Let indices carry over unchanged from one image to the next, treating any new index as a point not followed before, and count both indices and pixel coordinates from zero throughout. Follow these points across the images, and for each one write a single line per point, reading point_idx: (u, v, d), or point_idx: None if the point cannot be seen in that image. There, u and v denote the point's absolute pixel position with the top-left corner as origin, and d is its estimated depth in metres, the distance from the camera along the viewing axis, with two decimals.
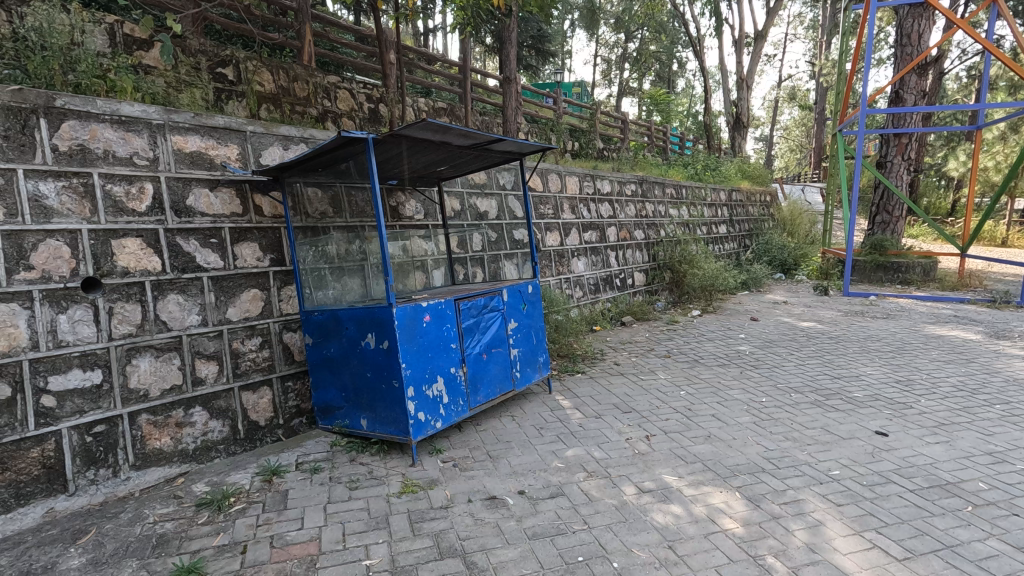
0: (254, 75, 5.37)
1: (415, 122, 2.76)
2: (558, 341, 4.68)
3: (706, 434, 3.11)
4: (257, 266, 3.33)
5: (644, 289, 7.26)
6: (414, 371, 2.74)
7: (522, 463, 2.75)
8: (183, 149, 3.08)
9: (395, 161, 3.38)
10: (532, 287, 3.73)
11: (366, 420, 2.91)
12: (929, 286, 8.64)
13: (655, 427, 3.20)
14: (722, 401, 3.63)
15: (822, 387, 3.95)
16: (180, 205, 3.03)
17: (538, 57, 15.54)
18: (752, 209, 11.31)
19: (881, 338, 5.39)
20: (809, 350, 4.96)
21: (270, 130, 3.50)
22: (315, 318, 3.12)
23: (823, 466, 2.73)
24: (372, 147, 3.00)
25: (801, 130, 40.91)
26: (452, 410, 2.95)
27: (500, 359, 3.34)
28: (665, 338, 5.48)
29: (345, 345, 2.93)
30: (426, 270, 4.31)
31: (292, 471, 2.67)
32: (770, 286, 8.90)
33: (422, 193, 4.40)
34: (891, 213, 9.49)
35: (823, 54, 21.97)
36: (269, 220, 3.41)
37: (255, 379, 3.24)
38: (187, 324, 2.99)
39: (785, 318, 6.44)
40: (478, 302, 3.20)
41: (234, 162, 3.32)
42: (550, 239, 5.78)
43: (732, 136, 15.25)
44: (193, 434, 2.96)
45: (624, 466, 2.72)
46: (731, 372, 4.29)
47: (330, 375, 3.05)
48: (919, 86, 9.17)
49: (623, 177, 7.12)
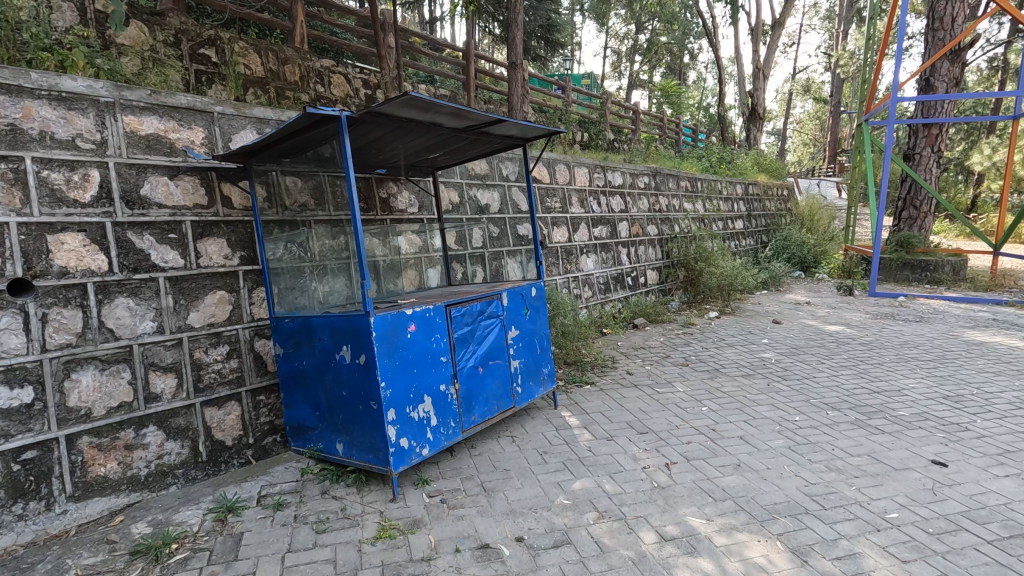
0: (240, 57, 4.97)
1: (395, 97, 2.31)
2: (565, 346, 4.27)
3: (735, 462, 2.69)
4: (224, 265, 2.94)
5: (656, 289, 6.84)
6: (395, 391, 2.34)
7: (522, 499, 2.34)
8: (138, 131, 2.70)
9: (378, 145, 2.96)
10: (535, 289, 3.33)
11: (341, 445, 2.51)
12: (960, 286, 8.15)
13: (675, 453, 2.78)
14: (749, 420, 3.21)
15: (862, 403, 3.51)
16: (133, 195, 2.65)
17: (547, 48, 15.10)
18: (769, 204, 10.80)
19: (919, 346, 4.93)
20: (841, 358, 4.51)
21: (242, 111, 3.11)
22: (286, 324, 2.72)
23: (877, 507, 2.31)
24: (348, 128, 2.55)
25: (817, 123, 40.10)
26: (441, 433, 2.55)
27: (499, 372, 2.94)
28: (682, 343, 5.04)
29: (319, 357, 2.54)
30: (420, 269, 3.90)
31: (252, 507, 2.28)
32: (789, 285, 8.43)
33: (416, 183, 3.99)
34: (919, 208, 8.96)
35: (840, 45, 21.33)
36: (238, 213, 3.02)
37: (220, 394, 2.86)
38: (139, 332, 2.61)
39: (810, 321, 5.99)
40: (473, 308, 2.80)
41: (200, 148, 2.93)
42: (557, 235, 5.36)
43: (747, 128, 14.70)
44: (145, 458, 2.58)
45: (642, 504, 2.30)
46: (757, 384, 3.87)
47: (302, 392, 2.66)
48: (952, 73, 8.64)
49: (636, 169, 6.67)
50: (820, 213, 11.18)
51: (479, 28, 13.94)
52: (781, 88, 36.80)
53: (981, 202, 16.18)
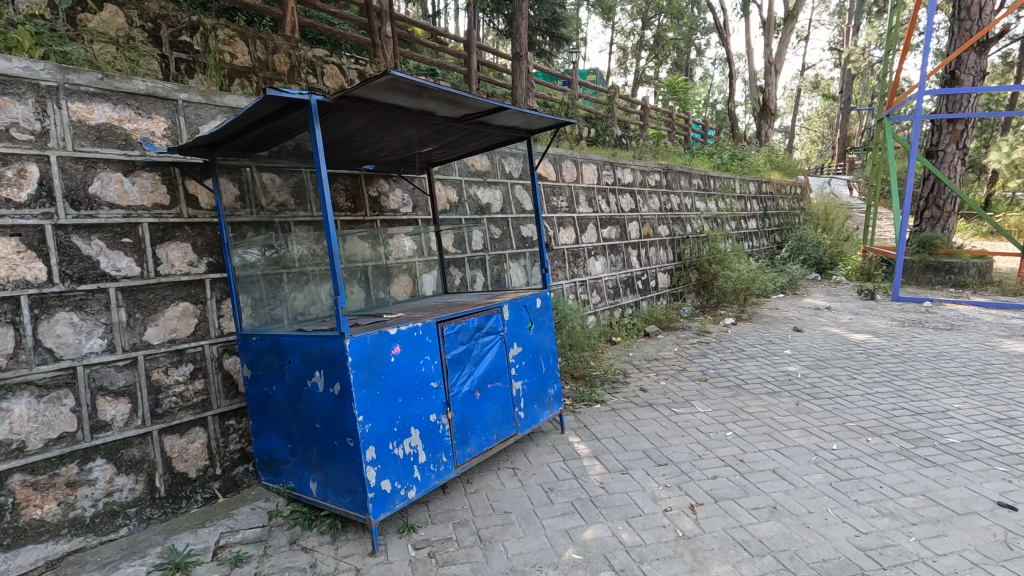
0: (225, 45, 4.62)
1: (374, 77, 1.92)
2: (573, 359, 3.91)
3: (770, 504, 2.33)
4: (189, 273, 2.60)
5: (668, 293, 6.48)
6: (376, 425, 1.99)
7: (525, 553, 1.99)
8: (87, 120, 2.36)
9: (363, 137, 2.60)
10: (541, 300, 2.97)
11: (315, 484, 2.17)
12: (986, 289, 7.76)
13: (701, 491, 2.42)
14: (781, 449, 2.85)
15: (905, 428, 3.13)
16: (79, 194, 2.30)
17: (552, 42, 14.72)
18: (783, 203, 10.40)
19: (955, 358, 4.55)
20: (872, 373, 4.14)
21: (211, 100, 2.77)
22: (253, 343, 2.38)
23: (945, 565, 1.94)
24: (323, 116, 2.18)
25: (825, 120, 39.57)
26: (430, 471, 2.20)
27: (498, 396, 2.58)
28: (698, 354, 4.67)
29: (289, 383, 2.20)
30: (413, 275, 3.56)
31: (205, 562, 1.94)
32: (807, 289, 8.05)
33: (410, 181, 3.62)
34: (942, 208, 8.54)
35: (851, 41, 20.83)
36: (206, 214, 2.67)
37: (182, 420, 2.52)
38: (85, 351, 2.27)
39: (833, 328, 5.61)
40: (469, 323, 2.45)
41: (161, 140, 2.59)
42: (564, 237, 5.00)
43: (758, 124, 14.25)
44: (92, 497, 2.25)
45: (666, 561, 1.94)
46: (785, 403, 3.50)
47: (273, 421, 2.32)
48: (979, 65, 8.21)
49: (647, 166, 6.30)
50: (835, 213, 10.75)
51: (483, 21, 13.58)
52: (788, 84, 36.26)
53: (995, 201, 15.72)
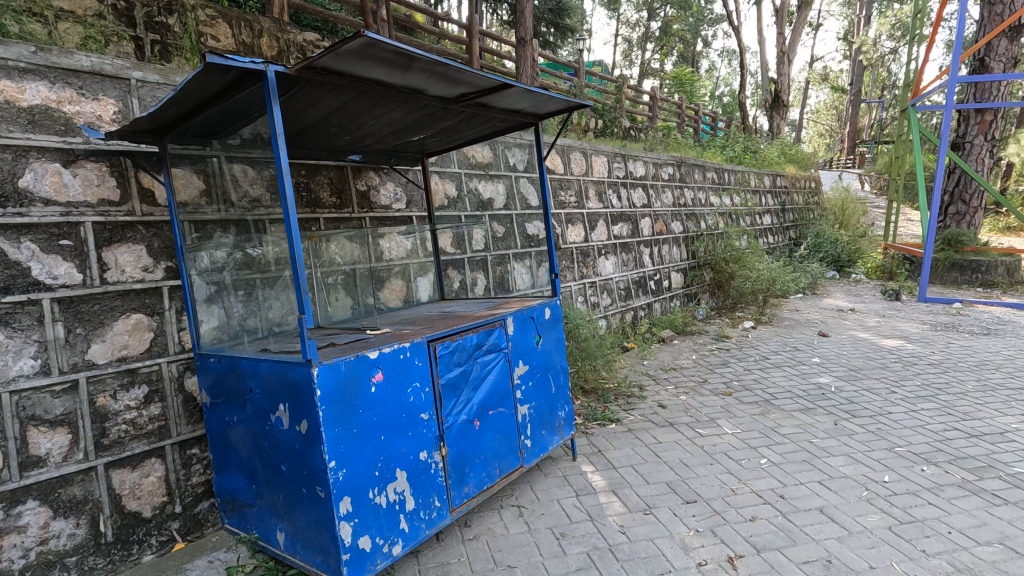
0: (206, 27, 4.26)
1: (348, 42, 1.54)
2: (583, 370, 3.54)
3: (824, 556, 1.96)
4: (142, 280, 2.24)
5: (681, 293, 6.08)
6: (351, 470, 1.64)
7: None
8: (16, 101, 1.98)
9: (341, 120, 2.23)
10: (550, 311, 2.61)
11: (283, 535, 1.83)
12: (1016, 289, 7.36)
13: (739, 538, 2.06)
14: (825, 481, 2.49)
15: (963, 455, 2.76)
16: (6, 188, 1.93)
17: (557, 33, 14.24)
18: (798, 197, 9.98)
19: (1002, 368, 4.15)
20: (913, 385, 3.76)
21: (170, 80, 2.40)
22: (213, 365, 2.03)
23: None
24: (288, 91, 1.81)
25: (834, 112, 38.94)
26: (420, 520, 1.85)
27: (502, 424, 2.23)
28: (719, 363, 4.30)
29: (251, 416, 1.84)
30: (406, 279, 3.19)
31: None
32: (825, 288, 7.64)
33: (403, 173, 3.26)
34: (968, 202, 8.12)
35: (862, 31, 20.23)
36: (163, 212, 2.31)
37: (135, 451, 2.18)
38: (13, 374, 1.92)
39: (861, 333, 5.22)
40: (467, 341, 2.09)
41: (110, 125, 2.22)
42: (572, 234, 4.62)
43: (770, 116, 13.76)
44: (22, 546, 1.90)
45: None
46: (822, 422, 3.14)
47: (235, 456, 1.97)
48: (1010, 52, 7.77)
49: (659, 159, 5.90)
50: (852, 208, 10.32)
51: (485, 11, 13.11)
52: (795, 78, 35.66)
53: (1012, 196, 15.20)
